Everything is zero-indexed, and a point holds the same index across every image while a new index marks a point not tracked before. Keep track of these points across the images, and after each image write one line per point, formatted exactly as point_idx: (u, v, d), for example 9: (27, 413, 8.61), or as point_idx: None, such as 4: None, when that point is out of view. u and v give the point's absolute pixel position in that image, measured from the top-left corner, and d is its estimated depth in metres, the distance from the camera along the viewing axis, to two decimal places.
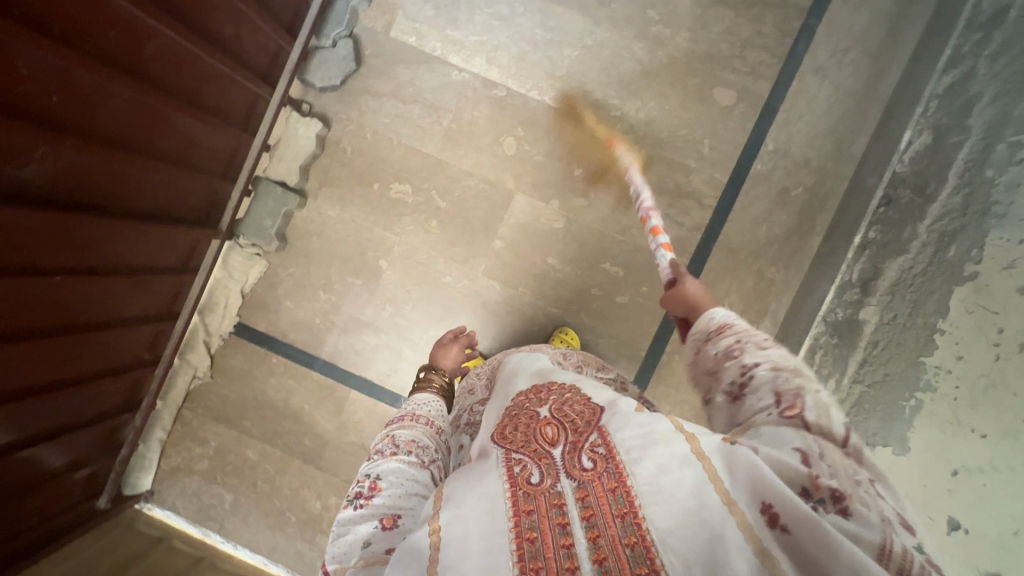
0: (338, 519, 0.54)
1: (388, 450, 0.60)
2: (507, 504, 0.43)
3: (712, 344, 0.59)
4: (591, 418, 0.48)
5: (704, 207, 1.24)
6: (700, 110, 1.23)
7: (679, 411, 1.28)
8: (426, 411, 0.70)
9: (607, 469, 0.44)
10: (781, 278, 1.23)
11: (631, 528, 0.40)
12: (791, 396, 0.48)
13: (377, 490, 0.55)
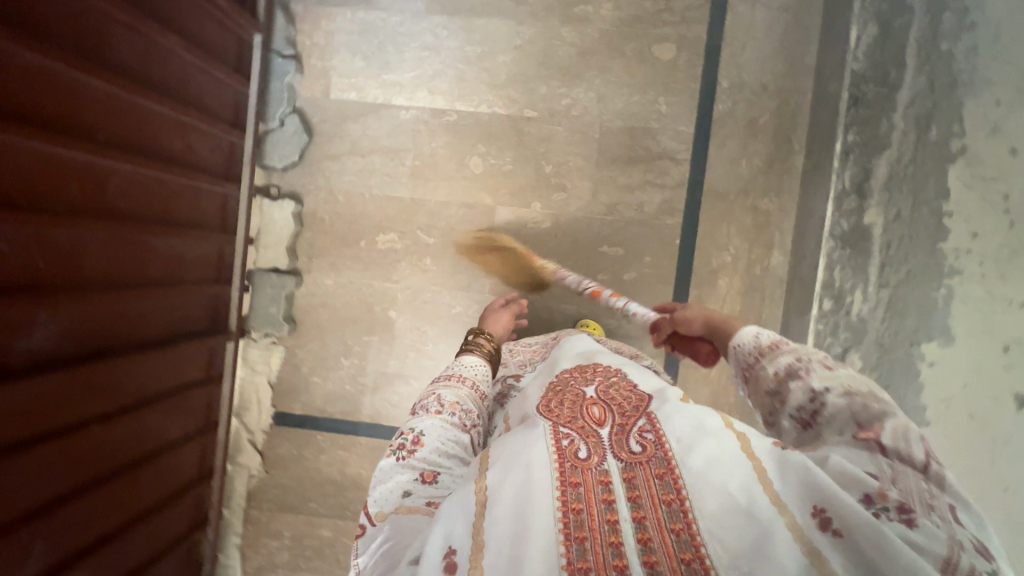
0: (380, 466, 0.55)
1: (432, 407, 0.60)
2: (553, 474, 0.45)
3: (769, 364, 0.55)
4: (638, 404, 0.51)
5: (681, 163, 1.24)
6: (646, 72, 1.23)
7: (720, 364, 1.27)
8: (474, 372, 0.69)
9: (655, 454, 0.46)
10: (776, 206, 1.22)
11: (676, 514, 0.42)
12: (875, 424, 0.46)
13: (421, 444, 0.56)
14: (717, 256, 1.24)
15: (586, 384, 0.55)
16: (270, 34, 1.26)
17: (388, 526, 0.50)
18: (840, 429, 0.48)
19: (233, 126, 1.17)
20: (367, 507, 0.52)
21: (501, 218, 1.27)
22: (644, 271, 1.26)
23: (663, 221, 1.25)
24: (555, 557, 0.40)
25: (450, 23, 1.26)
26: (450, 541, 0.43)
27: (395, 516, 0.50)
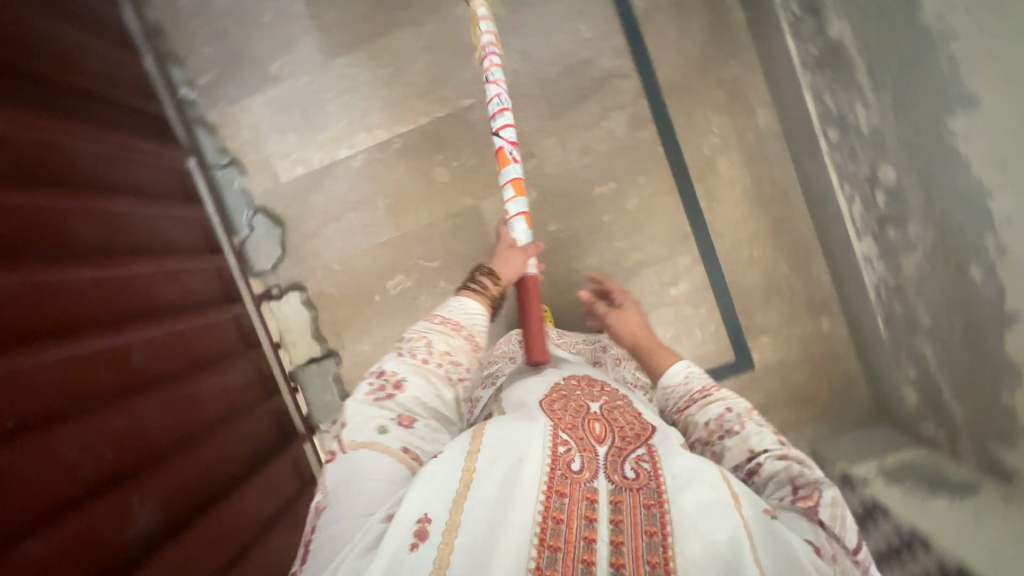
0: (358, 400, 0.66)
1: (418, 355, 0.72)
2: (545, 476, 0.55)
3: (703, 413, 0.72)
4: (640, 434, 0.63)
5: (629, 73, 1.20)
6: (555, 8, 1.20)
7: (758, 242, 1.23)
8: (471, 324, 0.81)
9: (647, 488, 0.56)
10: (738, 70, 1.18)
11: (654, 549, 0.51)
12: (808, 487, 0.61)
13: (400, 388, 0.67)
14: (706, 143, 1.21)
15: (592, 400, 0.67)
16: (201, 152, 1.27)
17: (358, 454, 0.60)
18: (773, 488, 0.63)
19: (209, 250, 1.18)
20: (345, 432, 0.63)
21: (490, 211, 1.25)
22: (645, 192, 1.22)
23: (640, 136, 1.21)
24: (529, 555, 0.48)
25: (354, 58, 1.24)
26: (427, 510, 0.52)
27: (365, 448, 0.61)
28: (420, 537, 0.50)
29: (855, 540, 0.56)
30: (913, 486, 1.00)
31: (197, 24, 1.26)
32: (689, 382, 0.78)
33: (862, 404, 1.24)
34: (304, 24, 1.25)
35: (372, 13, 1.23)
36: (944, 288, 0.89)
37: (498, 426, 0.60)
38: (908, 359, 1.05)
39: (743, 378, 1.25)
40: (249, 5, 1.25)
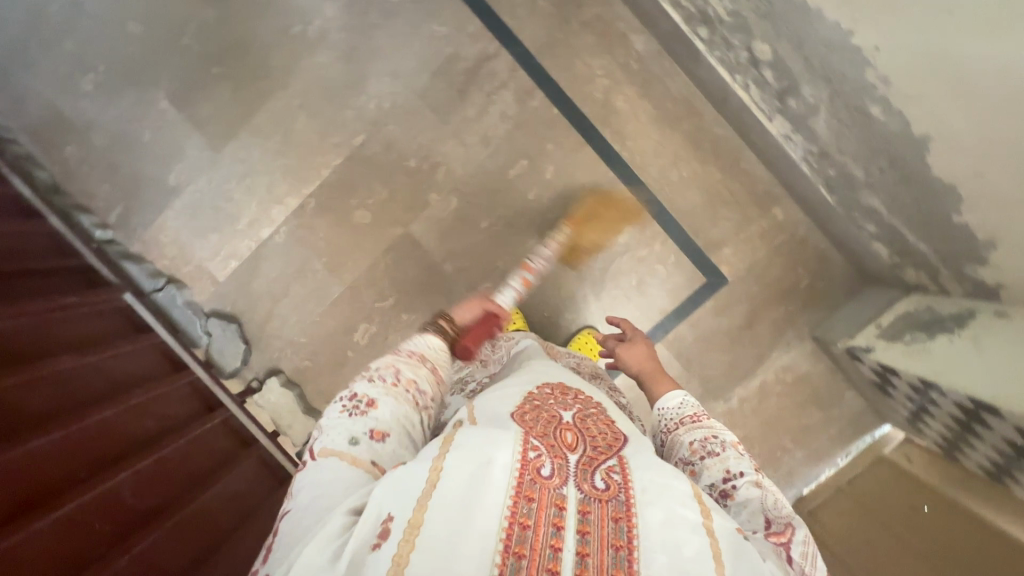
0: (329, 414, 0.58)
1: (388, 379, 0.62)
2: (512, 482, 0.48)
3: (689, 433, 0.69)
4: (612, 445, 0.57)
5: (496, 51, 1.19)
6: (404, 19, 1.20)
7: (683, 160, 1.20)
8: (436, 358, 0.71)
9: (615, 499, 0.50)
10: (597, 6, 1.17)
11: (620, 564, 0.45)
12: (780, 523, 0.57)
13: (372, 406, 0.58)
14: (595, 87, 1.19)
15: (564, 409, 0.60)
16: (137, 284, 1.28)
17: (327, 463, 0.53)
18: (745, 515, 0.59)
19: (174, 370, 1.18)
20: (317, 440, 0.56)
21: (421, 231, 1.25)
22: (557, 156, 1.21)
23: (530, 106, 1.20)
24: (493, 561, 0.43)
25: (240, 141, 1.25)
26: (388, 509, 0.46)
27: (335, 457, 0.53)
28: (383, 535, 0.44)
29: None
30: (914, 336, 0.98)
31: (87, 167, 1.28)
32: (682, 405, 0.74)
33: (845, 276, 1.21)
34: (183, 127, 1.26)
35: (240, 92, 1.24)
36: (858, 135, 0.86)
37: (468, 430, 0.53)
38: (863, 217, 1.02)
39: (721, 295, 1.23)
40: (126, 130, 1.27)
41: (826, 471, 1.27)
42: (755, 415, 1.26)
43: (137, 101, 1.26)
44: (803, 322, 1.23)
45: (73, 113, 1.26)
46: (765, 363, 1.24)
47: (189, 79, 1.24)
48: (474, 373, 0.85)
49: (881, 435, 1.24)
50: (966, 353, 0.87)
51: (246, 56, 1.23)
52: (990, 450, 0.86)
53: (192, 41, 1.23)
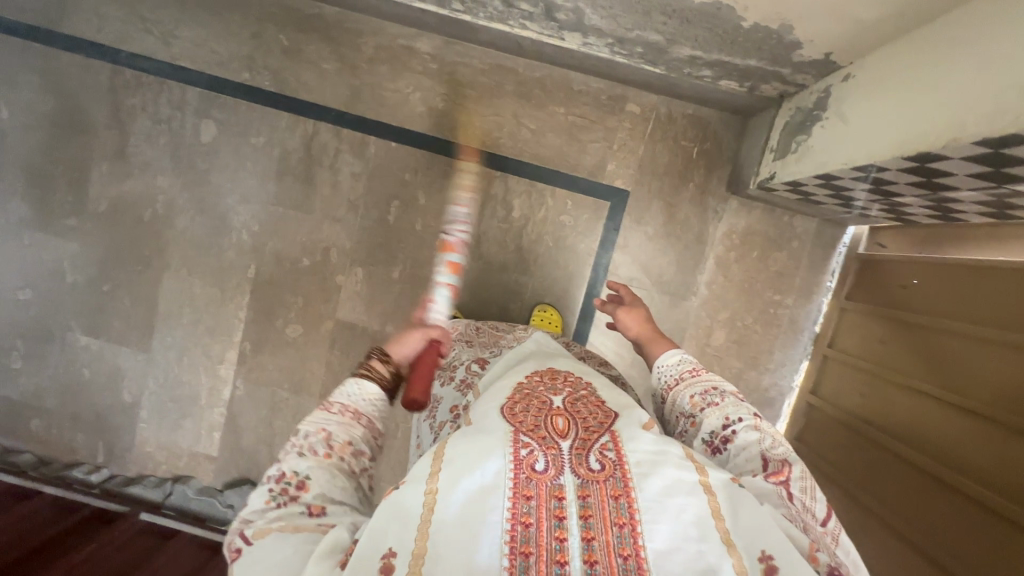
0: (255, 496, 0.52)
1: (318, 450, 0.55)
2: (509, 482, 0.48)
3: (687, 386, 0.70)
4: (603, 423, 0.56)
5: (315, 127, 1.23)
6: (226, 150, 1.25)
7: (524, 115, 1.21)
8: (369, 407, 0.63)
9: (612, 476, 0.49)
10: (372, 39, 1.20)
11: (624, 538, 0.45)
12: (777, 462, 0.58)
13: (305, 487, 0.52)
14: (415, 104, 1.22)
15: (553, 395, 0.59)
16: (146, 500, 1.31)
17: (267, 545, 0.47)
18: (742, 458, 0.60)
19: (214, 554, 1.17)
20: (247, 521, 0.50)
21: (348, 313, 1.28)
22: (418, 180, 1.23)
23: (371, 154, 1.23)
24: (498, 566, 0.42)
25: (160, 332, 1.31)
26: (392, 543, 0.44)
27: (275, 533, 0.48)
28: (387, 570, 0.42)
29: (822, 510, 0.54)
30: (798, 140, 0.95)
31: (57, 428, 1.35)
32: (680, 361, 0.75)
33: (725, 123, 1.19)
34: (109, 349, 1.32)
35: (135, 291, 1.30)
36: (623, 8, 0.87)
37: (460, 441, 0.51)
38: (692, 67, 1.01)
39: (631, 206, 1.22)
40: (68, 379, 1.34)
41: (826, 299, 1.22)
42: (730, 290, 1.23)
43: (61, 351, 1.33)
44: (717, 184, 1.21)
45: (21, 391, 1.35)
46: (708, 240, 1.22)
47: (90, 308, 1.31)
48: (461, 356, 0.85)
49: (851, 240, 1.19)
50: (838, 130, 0.84)
51: (122, 261, 1.29)
52: (914, 198, 0.85)
53: (74, 276, 1.30)
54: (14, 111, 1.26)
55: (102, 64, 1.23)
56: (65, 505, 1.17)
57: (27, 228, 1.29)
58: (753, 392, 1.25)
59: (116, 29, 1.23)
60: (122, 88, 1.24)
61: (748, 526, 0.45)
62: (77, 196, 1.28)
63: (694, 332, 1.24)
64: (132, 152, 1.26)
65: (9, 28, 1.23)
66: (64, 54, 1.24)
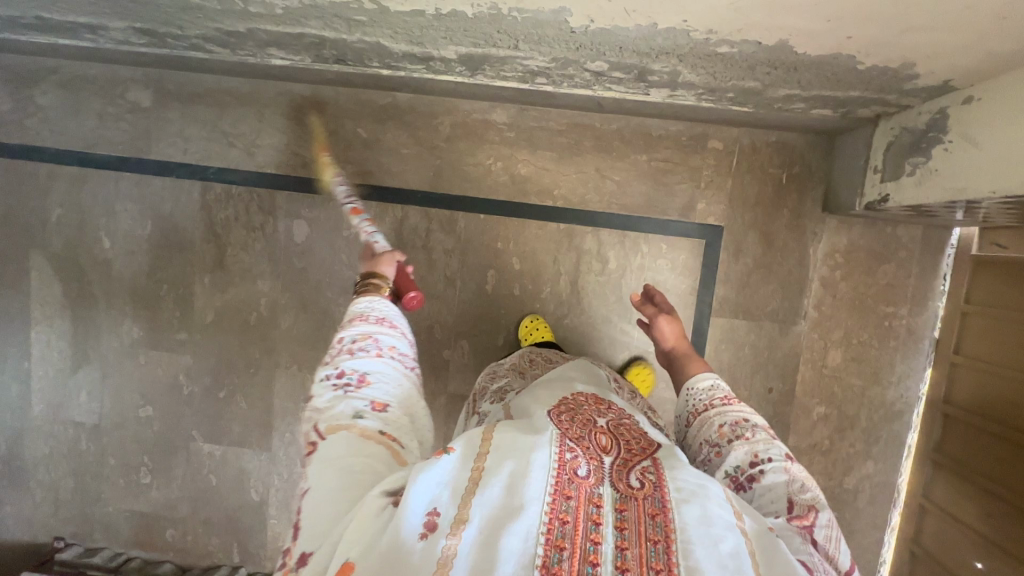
0: (322, 397, 0.61)
1: (373, 355, 0.66)
2: (552, 478, 0.50)
3: (720, 417, 0.74)
4: (646, 449, 0.59)
5: (403, 211, 1.25)
6: (319, 246, 1.27)
7: (606, 168, 1.22)
8: (385, 309, 0.74)
9: (651, 496, 0.51)
10: (447, 119, 1.22)
11: (656, 555, 0.45)
12: (803, 507, 0.62)
13: (365, 381, 0.63)
14: (497, 174, 1.23)
15: (598, 417, 0.65)
16: None
17: (338, 438, 0.56)
18: (768, 495, 0.64)
19: None
20: (323, 424, 0.58)
21: (459, 386, 1.29)
22: (510, 246, 1.25)
23: (461, 229, 1.25)
24: (533, 554, 0.44)
25: (278, 430, 1.34)
26: (435, 503, 0.47)
27: (351, 435, 0.56)
28: (430, 526, 0.45)
29: (846, 562, 0.60)
30: (912, 163, 0.94)
31: (192, 535, 1.39)
32: (713, 388, 0.80)
33: (812, 144, 1.18)
34: (231, 452, 1.36)
35: (250, 394, 1.33)
36: (725, 67, 0.87)
37: (509, 432, 0.56)
38: (786, 103, 1.01)
39: (728, 240, 1.22)
40: (196, 487, 1.37)
41: (942, 303, 1.20)
42: (840, 309, 1.21)
43: (187, 461, 1.37)
44: (812, 206, 1.20)
45: (153, 504, 1.39)
46: (810, 262, 1.21)
47: (209, 416, 1.35)
48: (513, 384, 0.88)
49: (958, 242, 1.17)
50: (967, 154, 0.82)
51: (235, 366, 1.33)
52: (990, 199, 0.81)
53: (191, 387, 1.34)
54: (116, 239, 1.31)
55: (192, 183, 1.28)
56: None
57: (140, 348, 1.34)
58: (878, 407, 1.23)
59: (200, 148, 1.27)
60: (214, 203, 1.28)
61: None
62: (184, 311, 1.32)
63: (809, 356, 1.23)
64: (230, 261, 1.29)
65: (103, 162, 1.29)
66: (155, 178, 1.28)
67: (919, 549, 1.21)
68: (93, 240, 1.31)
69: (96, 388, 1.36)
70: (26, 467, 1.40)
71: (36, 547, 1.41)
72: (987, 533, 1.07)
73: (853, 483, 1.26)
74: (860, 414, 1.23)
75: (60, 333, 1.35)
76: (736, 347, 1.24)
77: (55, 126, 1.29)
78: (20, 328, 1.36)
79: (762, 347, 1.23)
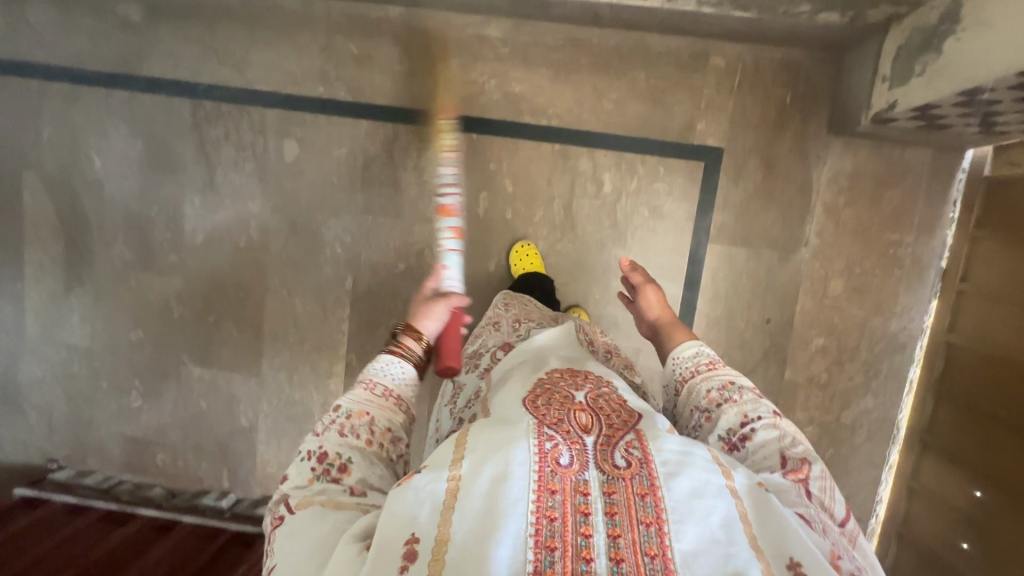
0: (302, 477, 0.57)
1: (362, 435, 0.60)
2: (534, 474, 0.48)
3: (706, 381, 0.71)
4: (627, 422, 0.56)
5: (394, 131, 1.23)
6: (309, 166, 1.25)
7: (603, 87, 1.18)
8: (391, 381, 0.68)
9: (638, 473, 0.49)
10: (440, 34, 1.19)
11: (649, 537, 0.44)
12: (795, 460, 0.60)
13: (345, 471, 0.57)
14: (491, 92, 1.20)
15: (576, 391, 0.61)
16: None
17: (310, 517, 0.52)
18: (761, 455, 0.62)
19: None
20: (293, 500, 0.55)
21: None
22: (503, 168, 1.22)
23: (453, 150, 1.22)
24: (523, 562, 0.42)
25: (268, 355, 1.33)
26: (415, 529, 0.44)
27: (320, 508, 0.53)
28: (409, 556, 0.42)
29: (841, 512, 0.57)
30: (921, 62, 0.89)
31: (182, 460, 1.39)
32: (698, 354, 0.76)
33: (819, 62, 1.13)
34: (221, 377, 1.35)
35: (240, 317, 1.32)
36: None
37: (484, 432, 0.53)
38: (791, 5, 0.96)
39: (728, 163, 1.18)
40: (186, 411, 1.37)
41: (950, 231, 1.15)
42: (842, 237, 1.17)
43: (177, 386, 1.37)
44: (817, 128, 1.15)
45: (144, 429, 1.39)
46: (813, 186, 1.16)
47: (199, 340, 1.34)
48: (490, 342, 0.85)
49: (970, 165, 1.12)
50: (980, 39, 0.77)
51: (226, 290, 1.32)
52: (1005, 85, 0.76)
53: (181, 310, 1.34)
54: (107, 159, 1.30)
55: (182, 101, 1.26)
56: (178, 561, 1.15)
57: (131, 271, 1.33)
58: (879, 340, 1.19)
59: (190, 65, 1.25)
60: (205, 122, 1.26)
61: (777, 533, 0.45)
62: (175, 232, 1.31)
63: (809, 284, 1.19)
64: (220, 183, 1.28)
65: (94, 79, 1.27)
66: (146, 96, 1.27)
67: (917, 485, 1.17)
68: (84, 160, 1.30)
69: (89, 311, 1.36)
70: (21, 389, 1.40)
71: (30, 469, 1.43)
72: (974, 461, 1.03)
73: (852, 419, 1.22)
74: (860, 346, 1.19)
75: (53, 254, 1.34)
76: (733, 276, 1.21)
77: (46, 42, 1.27)
78: (12, 250, 1.35)
79: (760, 275, 1.20)
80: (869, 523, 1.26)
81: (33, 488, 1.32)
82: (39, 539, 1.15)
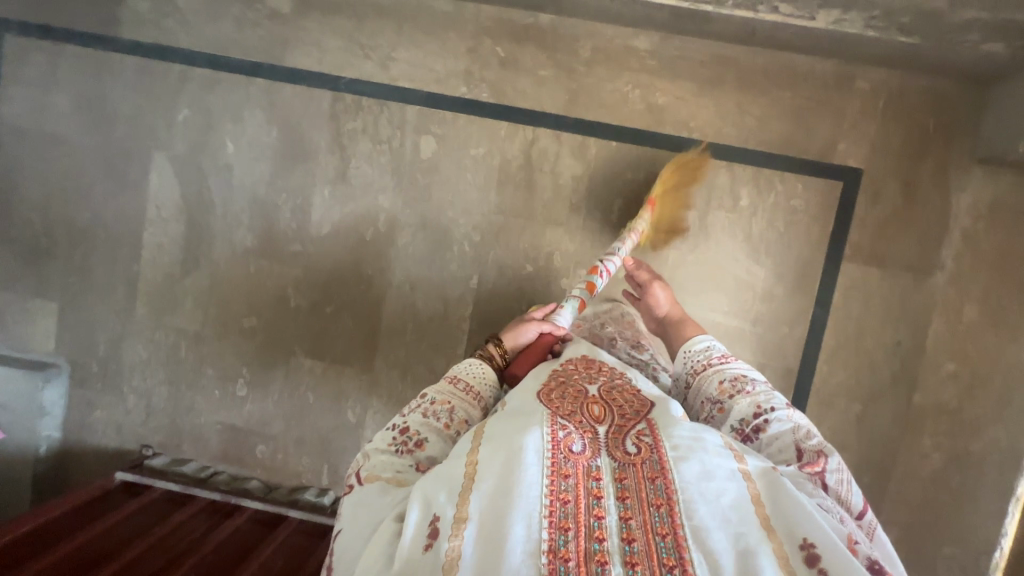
0: (380, 444, 0.68)
1: (442, 419, 0.71)
2: (552, 459, 0.56)
3: (718, 374, 0.77)
4: (637, 412, 0.64)
5: (534, 134, 1.24)
6: (444, 164, 1.26)
7: (746, 104, 1.20)
8: (472, 376, 0.79)
9: (648, 459, 0.58)
10: (588, 44, 1.21)
11: (660, 517, 0.53)
12: (811, 453, 0.66)
13: (421, 446, 0.68)
14: (635, 102, 1.22)
15: (589, 385, 0.69)
16: None
17: (374, 486, 0.62)
18: (774, 446, 0.68)
19: None
20: (365, 466, 0.65)
21: None
22: (640, 177, 1.23)
23: (591, 155, 1.23)
24: (541, 537, 0.50)
25: (383, 350, 1.32)
26: (436, 510, 0.53)
27: (382, 483, 0.62)
28: (432, 536, 0.52)
29: (858, 503, 0.63)
30: None
31: (282, 453, 1.37)
32: (708, 349, 0.82)
33: (963, 91, 1.16)
34: (333, 369, 1.33)
35: (359, 310, 1.31)
36: None
37: (501, 424, 0.61)
38: (962, 32, 0.98)
39: (867, 184, 1.19)
40: (292, 403, 1.35)
41: None
42: (979, 263, 1.18)
43: (286, 376, 1.34)
44: (958, 155, 1.17)
45: (247, 419, 1.37)
46: (951, 212, 1.18)
47: (313, 330, 1.33)
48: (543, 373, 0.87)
49: None
50: None
51: (346, 282, 1.31)
52: None
53: (298, 300, 1.33)
54: (239, 145, 1.31)
55: (323, 93, 1.27)
56: (292, 561, 1.12)
57: (250, 257, 1.33)
58: None
59: (333, 60, 1.27)
60: (341, 116, 1.27)
61: (790, 515, 0.52)
62: (300, 222, 1.31)
63: (942, 309, 1.19)
64: (352, 175, 1.29)
65: (235, 67, 1.29)
66: (286, 86, 1.28)
67: None
68: (215, 145, 1.31)
69: (203, 294, 1.35)
70: (122, 371, 1.38)
71: (124, 454, 1.40)
72: None
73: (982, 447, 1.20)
74: (993, 374, 1.19)
75: (172, 236, 1.34)
76: (866, 296, 1.21)
77: (191, 27, 1.29)
78: (131, 230, 1.34)
79: (894, 296, 1.20)
80: (992, 556, 1.18)
81: (134, 473, 1.29)
82: (147, 530, 1.12)
